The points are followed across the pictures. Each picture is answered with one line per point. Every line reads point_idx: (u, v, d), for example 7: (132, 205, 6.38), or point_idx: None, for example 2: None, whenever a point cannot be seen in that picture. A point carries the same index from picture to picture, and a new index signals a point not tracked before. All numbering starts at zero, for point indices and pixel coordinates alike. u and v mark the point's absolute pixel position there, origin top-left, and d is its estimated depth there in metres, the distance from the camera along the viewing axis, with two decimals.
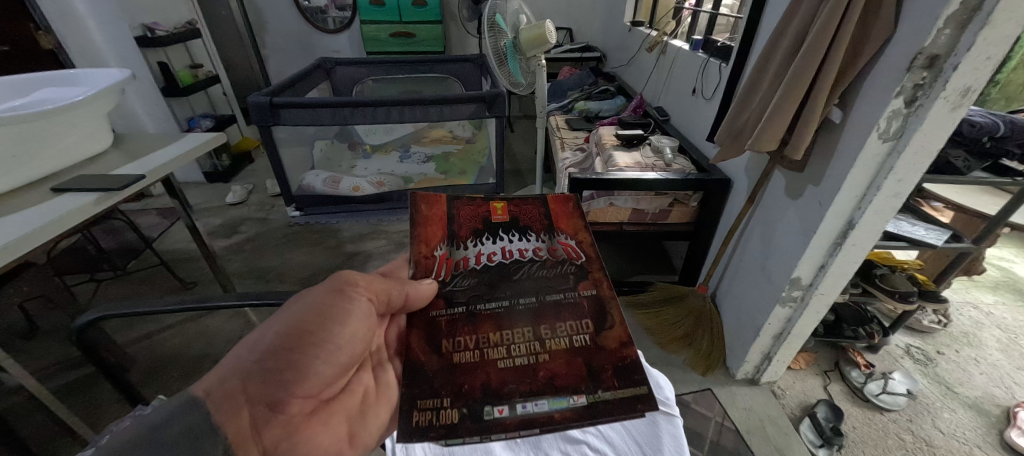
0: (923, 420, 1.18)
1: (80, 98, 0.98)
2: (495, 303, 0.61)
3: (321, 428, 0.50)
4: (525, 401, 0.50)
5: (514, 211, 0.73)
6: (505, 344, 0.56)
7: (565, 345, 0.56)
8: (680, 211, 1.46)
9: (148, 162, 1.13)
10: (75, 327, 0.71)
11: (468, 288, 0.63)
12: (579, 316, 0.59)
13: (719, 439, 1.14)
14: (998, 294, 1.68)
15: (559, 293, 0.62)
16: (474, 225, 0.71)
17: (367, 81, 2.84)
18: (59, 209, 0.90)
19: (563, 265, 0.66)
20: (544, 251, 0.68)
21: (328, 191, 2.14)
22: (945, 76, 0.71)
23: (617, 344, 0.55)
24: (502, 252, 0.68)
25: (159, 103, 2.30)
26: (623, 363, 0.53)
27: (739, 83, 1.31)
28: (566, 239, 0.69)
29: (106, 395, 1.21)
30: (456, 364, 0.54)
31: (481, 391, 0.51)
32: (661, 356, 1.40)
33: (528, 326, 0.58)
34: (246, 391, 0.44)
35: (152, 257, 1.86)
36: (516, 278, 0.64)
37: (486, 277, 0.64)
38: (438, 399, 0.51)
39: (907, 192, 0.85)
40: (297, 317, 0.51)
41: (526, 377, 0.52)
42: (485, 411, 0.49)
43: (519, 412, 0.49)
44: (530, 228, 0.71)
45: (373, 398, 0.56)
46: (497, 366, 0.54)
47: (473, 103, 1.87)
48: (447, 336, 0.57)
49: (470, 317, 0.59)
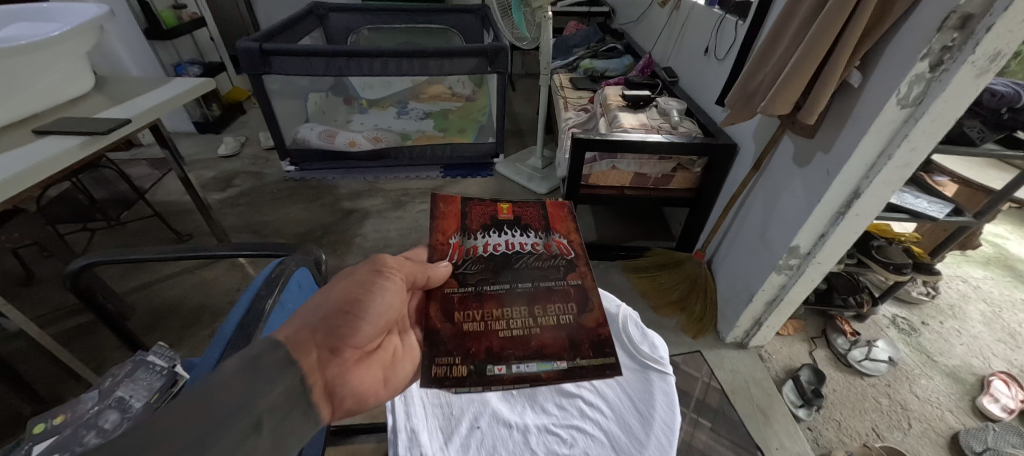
0: (901, 385, 1.23)
1: (59, 33, 0.92)
2: (496, 285, 0.61)
3: (367, 379, 0.45)
4: (518, 363, 0.52)
5: (518, 211, 0.73)
6: (505, 318, 0.56)
7: (555, 322, 0.56)
8: (683, 176, 1.43)
9: (133, 106, 1.07)
10: (70, 272, 0.70)
11: (477, 271, 0.62)
12: (565, 300, 0.59)
13: (704, 397, 1.19)
14: (987, 269, 1.70)
15: (552, 280, 0.62)
16: (483, 219, 0.70)
17: (363, 30, 2.69)
18: (44, 151, 0.86)
19: (557, 259, 0.65)
20: (541, 247, 0.67)
21: (324, 146, 2.09)
22: (977, 38, 0.67)
23: (596, 324, 0.56)
24: (507, 244, 0.67)
25: (143, 46, 2.17)
26: (600, 339, 0.54)
27: (754, 43, 1.24)
28: (561, 238, 0.69)
29: (108, 341, 1.23)
30: (465, 332, 0.55)
31: (485, 353, 0.53)
32: (654, 319, 1.43)
33: (525, 304, 0.58)
34: (314, 339, 0.40)
35: (145, 208, 1.84)
36: (517, 266, 0.63)
37: (493, 263, 0.63)
38: (450, 357, 0.52)
39: (918, 161, 0.83)
40: (344, 286, 0.48)
41: (521, 345, 0.53)
42: (486, 368, 0.51)
43: (513, 370, 0.51)
44: (530, 226, 0.70)
45: (402, 360, 0.51)
46: (499, 335, 0.55)
47: (474, 56, 1.78)
48: (458, 308, 0.58)
49: (478, 295, 0.59)
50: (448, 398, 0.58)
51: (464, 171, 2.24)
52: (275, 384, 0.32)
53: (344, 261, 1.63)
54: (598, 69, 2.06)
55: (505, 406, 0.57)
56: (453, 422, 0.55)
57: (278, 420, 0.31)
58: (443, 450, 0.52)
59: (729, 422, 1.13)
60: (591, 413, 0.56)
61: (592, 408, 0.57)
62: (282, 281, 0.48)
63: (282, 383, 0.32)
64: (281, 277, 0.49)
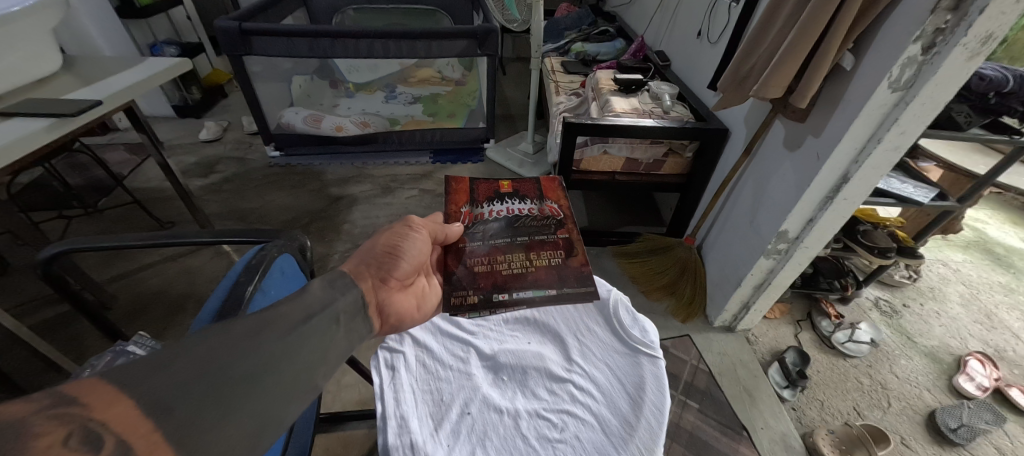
0: (882, 366, 1.27)
1: (19, 9, 0.87)
2: (500, 239, 0.74)
3: (407, 306, 0.55)
4: (519, 291, 0.67)
5: (516, 186, 0.85)
6: (507, 262, 0.71)
7: (546, 263, 0.71)
8: (674, 162, 1.42)
9: (105, 87, 1.02)
10: (40, 261, 0.67)
11: (484, 231, 0.75)
12: (555, 248, 0.73)
13: (692, 380, 1.21)
14: (967, 253, 1.74)
15: (544, 235, 0.76)
16: (489, 192, 0.83)
17: (348, 11, 2.60)
18: (9, 135, 0.82)
19: (549, 220, 0.79)
20: (537, 211, 0.80)
21: (310, 130, 2.04)
22: (970, 20, 0.66)
23: (580, 263, 0.72)
24: (509, 210, 0.79)
25: (116, 25, 2.07)
26: (584, 273, 0.70)
27: (748, 25, 1.23)
28: (553, 204, 0.82)
29: (88, 331, 1.20)
30: (476, 271, 0.69)
31: (492, 286, 0.68)
32: (644, 303, 1.44)
33: (523, 252, 0.72)
34: (367, 270, 0.49)
35: (124, 195, 1.78)
36: (517, 225, 0.77)
37: (498, 224, 0.76)
38: (465, 290, 0.66)
39: (907, 145, 0.83)
40: (386, 235, 0.56)
41: (519, 279, 0.69)
42: (494, 295, 0.66)
43: (515, 296, 0.66)
44: (528, 196, 0.83)
45: (429, 295, 0.63)
46: (502, 273, 0.70)
47: (464, 38, 1.73)
48: (470, 256, 0.71)
49: (485, 248, 0.73)
50: (439, 384, 0.58)
51: (454, 157, 2.21)
52: (347, 293, 0.41)
53: (332, 249, 1.60)
54: (589, 52, 2.03)
55: (496, 392, 0.57)
56: (443, 409, 0.55)
57: (350, 320, 0.40)
58: (433, 435, 0.51)
59: (716, 403, 1.15)
60: (582, 397, 0.56)
61: (582, 392, 0.57)
62: (263, 268, 0.45)
63: (350, 294, 0.41)
64: (263, 264, 0.46)
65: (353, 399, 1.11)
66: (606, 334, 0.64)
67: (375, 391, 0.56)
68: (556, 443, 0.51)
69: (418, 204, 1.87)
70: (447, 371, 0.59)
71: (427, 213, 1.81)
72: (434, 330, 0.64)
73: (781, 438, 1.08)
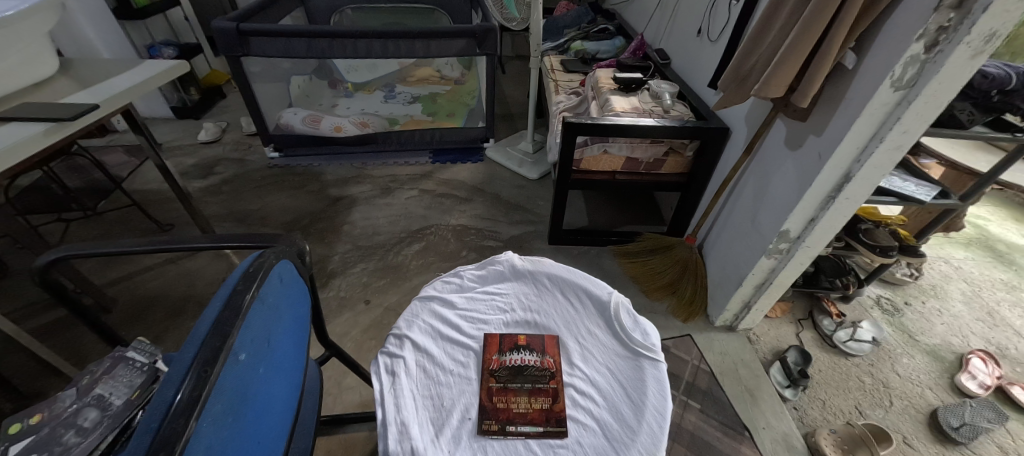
0: (883, 364, 1.27)
1: (16, 12, 0.86)
2: (514, 374, 0.61)
3: None
4: (518, 426, 0.55)
5: (561, 312, 0.69)
6: (515, 396, 0.58)
7: (543, 406, 0.57)
8: (675, 161, 1.42)
9: (103, 90, 1.02)
10: (37, 267, 0.66)
11: (508, 365, 0.61)
12: (559, 396, 0.58)
13: (694, 380, 1.21)
14: (969, 250, 1.74)
15: (565, 374, 0.61)
16: (528, 315, 0.68)
17: (346, 10, 2.59)
18: (7, 139, 0.82)
19: (584, 362, 0.62)
20: (572, 351, 0.64)
21: (308, 131, 2.02)
22: (973, 18, 0.66)
23: (582, 409, 0.57)
24: (537, 343, 0.65)
25: (113, 26, 2.06)
26: (579, 425, 0.55)
27: (749, 22, 1.22)
28: (598, 342, 0.65)
29: (87, 336, 1.19)
30: (489, 396, 0.57)
31: (498, 418, 0.55)
32: (645, 303, 1.43)
33: (526, 393, 0.59)
34: None
35: (123, 198, 1.78)
36: (534, 363, 0.62)
37: (518, 362, 0.62)
38: (472, 418, 0.55)
39: (910, 144, 0.83)
40: None
41: (519, 415, 0.56)
42: (492, 429, 0.54)
43: (514, 430, 0.54)
44: (573, 331, 0.66)
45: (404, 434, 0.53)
46: (511, 407, 0.57)
47: (463, 37, 1.72)
48: (490, 386, 0.59)
49: (503, 380, 0.60)
50: (439, 389, 0.58)
51: (453, 156, 2.20)
52: None
53: (332, 250, 1.60)
54: (589, 51, 2.02)
55: (498, 401, 0.57)
56: (444, 414, 0.54)
57: None
58: (434, 442, 0.51)
59: (718, 403, 1.15)
60: (582, 401, 0.57)
61: (583, 396, 0.58)
62: (262, 276, 0.44)
63: None
64: (261, 271, 0.44)
65: (355, 401, 1.11)
66: (607, 335, 0.66)
67: (375, 397, 0.55)
68: (557, 448, 0.52)
69: (418, 204, 1.86)
70: (448, 376, 0.59)
71: (427, 214, 1.81)
72: (435, 334, 0.64)
73: (784, 438, 1.08)
